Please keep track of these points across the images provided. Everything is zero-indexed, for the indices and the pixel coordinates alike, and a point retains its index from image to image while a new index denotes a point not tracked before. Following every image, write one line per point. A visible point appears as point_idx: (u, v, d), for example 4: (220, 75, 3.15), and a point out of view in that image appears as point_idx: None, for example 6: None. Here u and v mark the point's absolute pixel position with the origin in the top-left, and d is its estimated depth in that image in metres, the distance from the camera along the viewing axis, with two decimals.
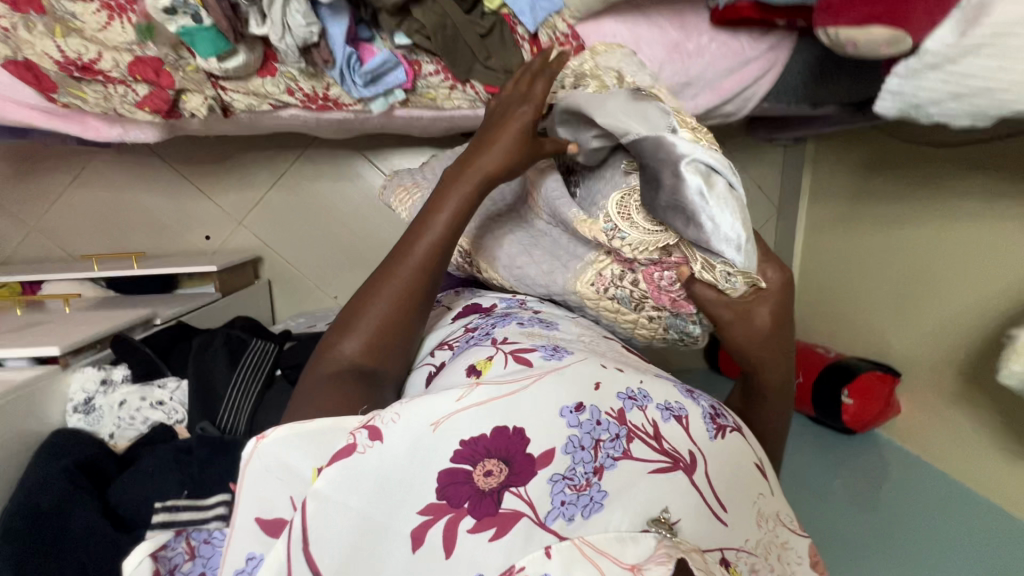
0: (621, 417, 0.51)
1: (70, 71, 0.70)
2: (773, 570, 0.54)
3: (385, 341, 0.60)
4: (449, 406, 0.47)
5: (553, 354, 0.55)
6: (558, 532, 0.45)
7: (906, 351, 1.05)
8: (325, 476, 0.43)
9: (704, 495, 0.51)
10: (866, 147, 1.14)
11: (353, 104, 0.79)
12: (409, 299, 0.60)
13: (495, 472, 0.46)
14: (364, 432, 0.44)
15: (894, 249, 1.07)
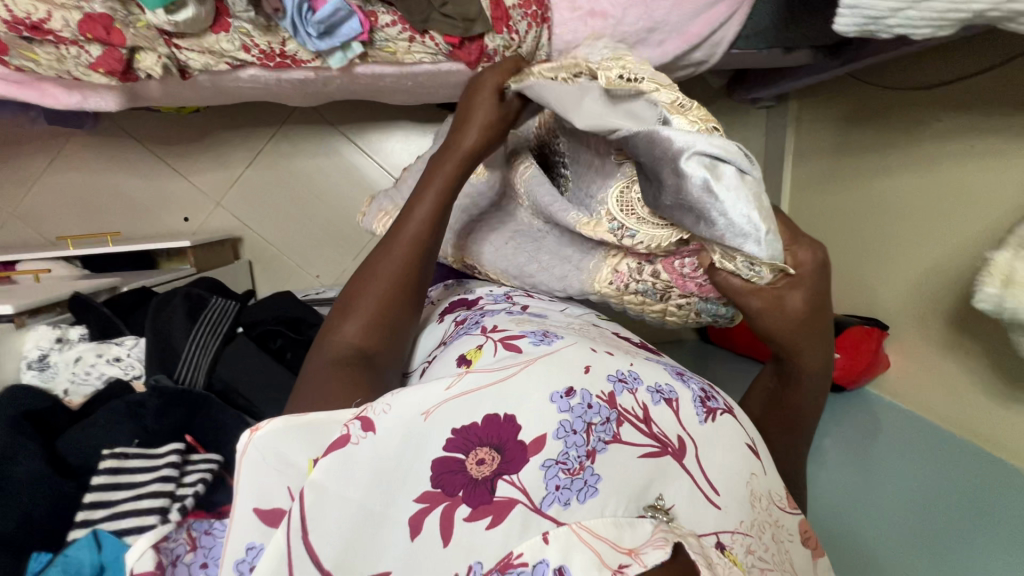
0: (611, 401, 0.47)
1: (19, 31, 0.69)
2: (769, 551, 0.48)
3: (393, 320, 0.53)
4: (438, 393, 0.42)
5: (542, 339, 0.50)
6: (554, 518, 0.40)
7: (893, 303, 1.03)
8: (323, 466, 0.37)
9: (697, 478, 0.47)
10: (847, 99, 1.13)
11: (311, 60, 0.78)
12: (415, 274, 0.55)
13: (490, 459, 0.41)
14: (358, 422, 0.39)
15: (876, 199, 1.05)
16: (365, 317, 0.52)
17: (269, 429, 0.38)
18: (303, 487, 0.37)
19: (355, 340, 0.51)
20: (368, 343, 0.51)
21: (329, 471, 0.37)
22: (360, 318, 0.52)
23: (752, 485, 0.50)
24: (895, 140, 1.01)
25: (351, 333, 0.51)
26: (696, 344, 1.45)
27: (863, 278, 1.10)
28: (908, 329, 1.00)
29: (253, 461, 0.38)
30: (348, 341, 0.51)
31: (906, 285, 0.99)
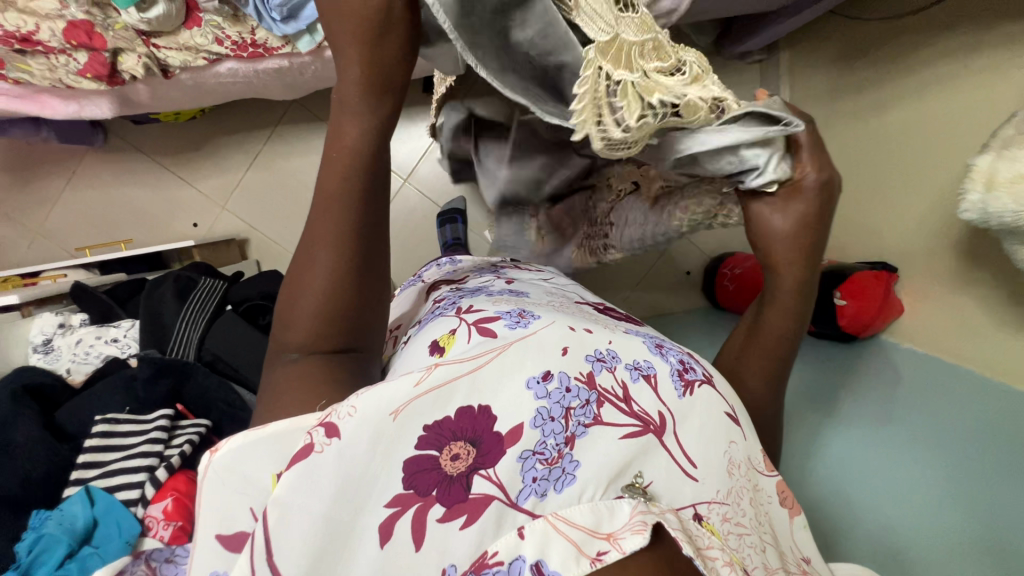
0: (590, 381, 0.37)
1: (11, 45, 0.74)
2: (751, 518, 0.40)
3: (351, 326, 0.40)
4: (406, 389, 0.32)
5: (518, 322, 0.40)
6: (531, 511, 0.33)
7: (904, 244, 0.98)
8: (288, 481, 0.29)
9: (675, 453, 0.38)
10: (847, 35, 1.10)
11: (282, 46, 0.81)
12: (363, 267, 0.40)
13: (466, 455, 0.33)
14: (321, 426, 0.30)
15: (882, 135, 1.01)
16: (312, 332, 0.39)
17: (229, 449, 0.31)
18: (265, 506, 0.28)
19: (307, 363, 0.39)
20: (326, 356, 0.40)
21: (295, 487, 0.29)
22: (305, 333, 0.39)
23: (729, 454, 0.40)
24: (891, 71, 0.99)
25: (300, 353, 0.40)
26: (707, 310, 1.42)
27: (865, 219, 1.07)
28: (916, 267, 0.95)
29: (214, 479, 0.31)
30: (301, 363, 0.39)
31: (909, 220, 0.96)
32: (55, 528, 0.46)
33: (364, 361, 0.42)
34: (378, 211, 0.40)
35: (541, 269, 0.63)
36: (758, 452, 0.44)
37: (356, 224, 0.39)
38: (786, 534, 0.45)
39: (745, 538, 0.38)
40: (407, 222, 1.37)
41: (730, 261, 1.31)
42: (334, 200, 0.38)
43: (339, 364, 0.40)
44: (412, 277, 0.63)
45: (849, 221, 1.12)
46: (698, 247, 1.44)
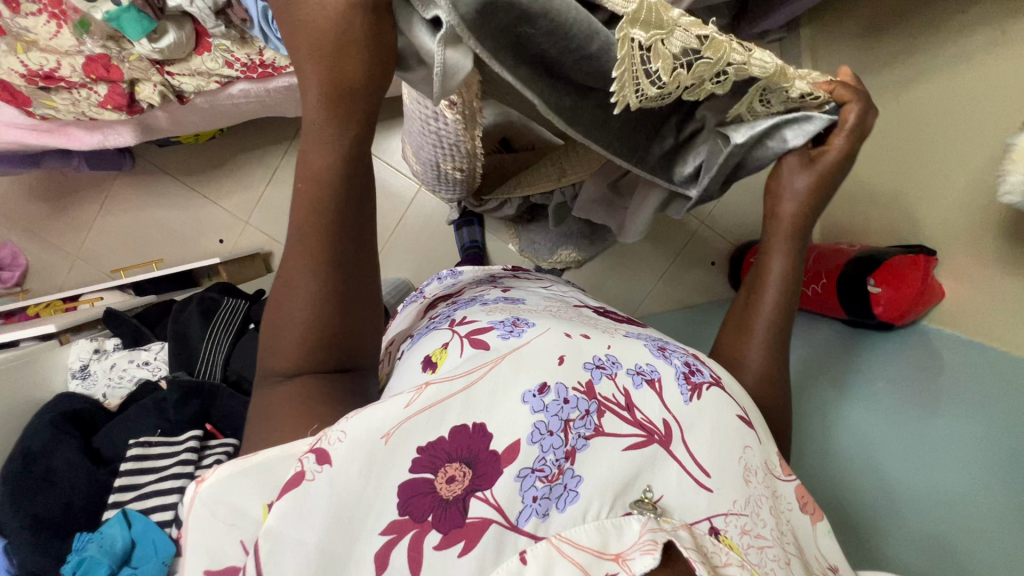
0: (589, 391, 0.37)
1: (36, 83, 0.77)
2: (773, 529, 0.39)
3: (339, 350, 0.39)
4: (397, 411, 0.32)
5: (511, 331, 0.40)
6: (533, 533, 0.32)
7: (942, 223, 0.93)
8: (278, 511, 0.29)
9: (686, 462, 0.37)
10: (870, 8, 1.05)
11: (289, 65, 0.82)
12: (345, 292, 0.38)
13: (462, 477, 0.32)
14: (311, 453, 0.30)
15: (912, 111, 0.97)
16: (298, 357, 0.38)
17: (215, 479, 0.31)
18: (257, 538, 0.29)
19: (295, 386, 0.38)
20: (313, 375, 0.39)
21: (284, 516, 0.29)
22: (291, 358, 0.38)
23: (743, 459, 0.39)
24: (920, 42, 0.94)
25: (287, 377, 0.39)
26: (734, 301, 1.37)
27: (901, 198, 1.02)
28: (955, 247, 0.91)
29: (200, 513, 0.30)
30: (290, 387, 0.38)
31: (947, 197, 0.91)
32: (95, 551, 0.49)
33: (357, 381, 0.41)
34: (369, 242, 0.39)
35: (540, 277, 0.63)
36: (773, 458, 0.42)
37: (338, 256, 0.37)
38: (813, 545, 0.43)
39: (766, 551, 0.37)
40: (426, 226, 1.38)
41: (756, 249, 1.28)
42: (307, 237, 0.36)
43: (329, 385, 0.39)
44: (414, 293, 0.62)
45: (884, 202, 1.07)
46: (721, 236, 1.39)
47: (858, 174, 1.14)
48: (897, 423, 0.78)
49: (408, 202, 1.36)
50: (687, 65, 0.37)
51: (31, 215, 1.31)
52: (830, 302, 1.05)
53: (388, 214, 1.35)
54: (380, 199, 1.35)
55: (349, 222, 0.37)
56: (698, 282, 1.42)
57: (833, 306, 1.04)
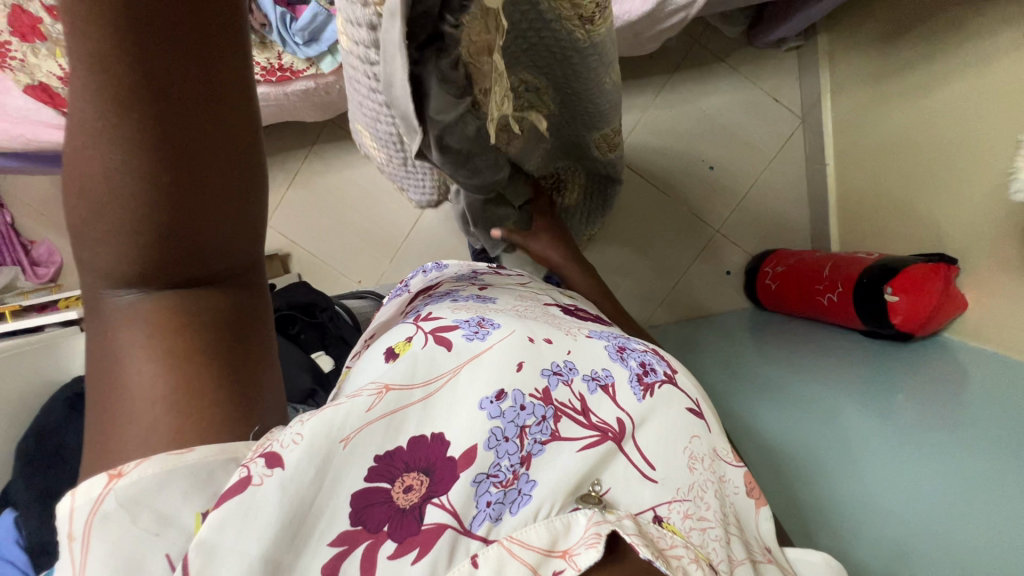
0: (546, 398, 0.39)
1: (71, 85, 0.85)
2: (713, 512, 0.41)
3: (196, 267, 0.32)
4: (358, 415, 0.34)
5: (476, 332, 0.43)
6: (485, 537, 0.34)
7: (966, 235, 0.91)
8: (214, 521, 0.28)
9: (633, 457, 0.40)
10: (884, 15, 1.04)
11: (306, 68, 0.88)
12: (193, 227, 0.30)
13: (419, 486, 0.34)
14: (261, 457, 0.30)
15: (929, 119, 0.96)
16: (141, 273, 0.31)
17: (136, 478, 0.28)
18: (187, 551, 0.28)
19: (151, 305, 0.32)
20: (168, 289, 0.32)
21: (223, 527, 0.28)
22: (133, 272, 0.31)
23: (689, 448, 0.42)
24: (940, 47, 0.92)
25: (136, 290, 0.32)
26: (749, 312, 1.35)
27: (924, 208, 1.00)
28: (982, 257, 0.88)
29: (110, 518, 0.27)
30: (140, 300, 0.32)
31: (969, 205, 0.90)
32: None
33: (231, 307, 0.34)
34: (233, 165, 0.30)
35: (512, 272, 0.66)
36: (721, 446, 0.45)
37: (182, 182, 0.28)
38: (753, 525, 0.46)
39: (706, 532, 0.39)
40: (440, 230, 1.40)
41: (773, 259, 1.27)
42: (115, 146, 0.27)
43: (195, 315, 0.33)
44: (399, 286, 0.62)
45: (903, 214, 1.06)
46: (737, 245, 1.37)
47: (879, 182, 1.12)
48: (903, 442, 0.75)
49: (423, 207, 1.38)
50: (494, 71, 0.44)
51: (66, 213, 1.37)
52: (846, 313, 1.01)
53: (403, 218, 1.38)
54: (397, 204, 1.38)
55: (200, 152, 0.28)
56: (714, 291, 1.39)
57: (850, 317, 1.01)
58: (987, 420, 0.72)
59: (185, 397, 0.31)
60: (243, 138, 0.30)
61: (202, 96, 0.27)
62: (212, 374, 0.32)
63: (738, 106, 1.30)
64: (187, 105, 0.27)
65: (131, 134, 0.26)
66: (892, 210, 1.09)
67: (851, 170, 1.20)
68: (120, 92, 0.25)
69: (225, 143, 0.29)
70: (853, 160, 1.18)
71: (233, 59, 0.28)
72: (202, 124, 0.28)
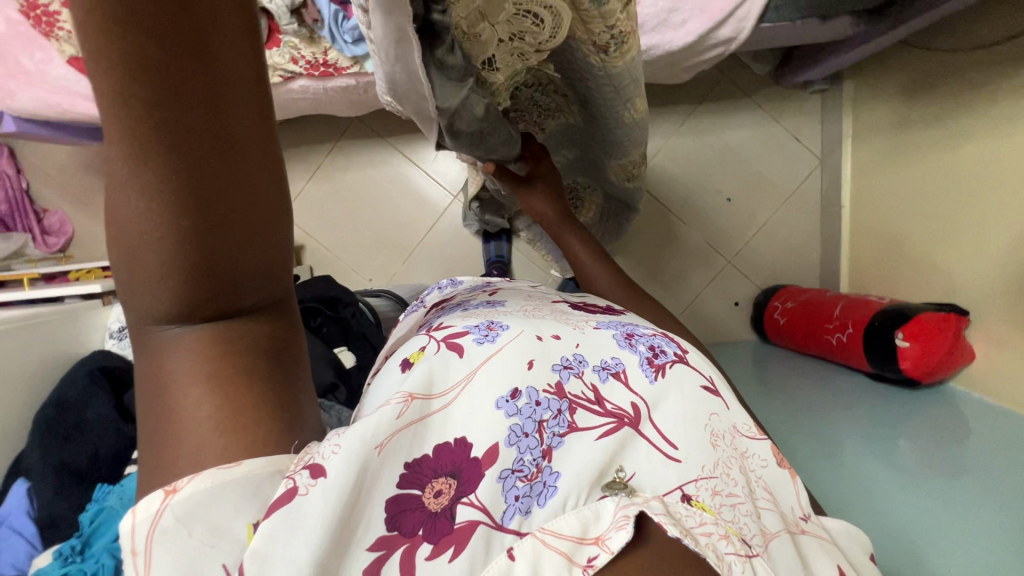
0: (559, 391, 0.35)
1: None
2: (747, 493, 0.36)
3: (228, 304, 0.28)
4: (387, 421, 0.30)
5: (486, 335, 0.37)
6: (518, 530, 0.29)
7: (979, 288, 0.93)
8: (265, 531, 0.26)
9: (655, 441, 0.35)
10: (912, 68, 1.07)
11: (351, 66, 0.89)
12: (219, 271, 0.27)
13: (448, 489, 0.30)
14: (305, 468, 0.28)
15: (949, 173, 0.98)
16: (176, 312, 0.28)
17: (191, 491, 0.26)
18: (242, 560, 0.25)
19: (195, 339, 0.29)
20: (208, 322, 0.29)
21: (274, 536, 0.26)
22: (167, 311, 0.28)
23: (710, 425, 0.37)
24: (963, 105, 0.95)
25: (179, 323, 0.28)
26: (755, 344, 1.36)
27: (939, 259, 1.02)
28: (993, 312, 0.90)
29: (168, 532, 0.26)
30: (176, 335, 0.28)
31: (983, 261, 0.91)
32: (117, 501, 0.51)
33: (266, 335, 0.31)
34: (262, 196, 0.27)
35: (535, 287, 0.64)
36: (741, 419, 0.40)
37: (210, 225, 0.25)
38: (792, 497, 0.40)
39: (740, 508, 0.34)
40: (456, 235, 1.40)
41: (784, 295, 1.29)
42: (145, 200, 0.24)
43: (235, 346, 0.29)
44: (415, 302, 0.60)
45: (917, 263, 1.07)
46: (748, 278, 1.39)
47: (895, 229, 1.14)
48: (908, 489, 0.76)
49: (441, 212, 1.39)
50: (539, 20, 0.49)
51: (86, 186, 1.37)
52: (855, 354, 1.02)
53: (420, 220, 1.39)
54: (416, 207, 1.39)
55: (232, 196, 0.25)
56: (722, 321, 1.40)
57: (859, 358, 1.02)
58: (992, 477, 0.72)
59: (231, 418, 0.29)
60: (265, 164, 0.26)
61: (212, 136, 0.24)
62: (254, 398, 0.29)
63: (760, 142, 1.33)
64: (198, 151, 0.24)
65: (160, 182, 0.24)
66: (906, 258, 1.11)
67: (867, 215, 1.22)
68: (134, 143, 0.23)
69: (249, 177, 0.26)
70: (870, 205, 1.21)
71: (241, 83, 0.24)
72: (220, 161, 0.24)
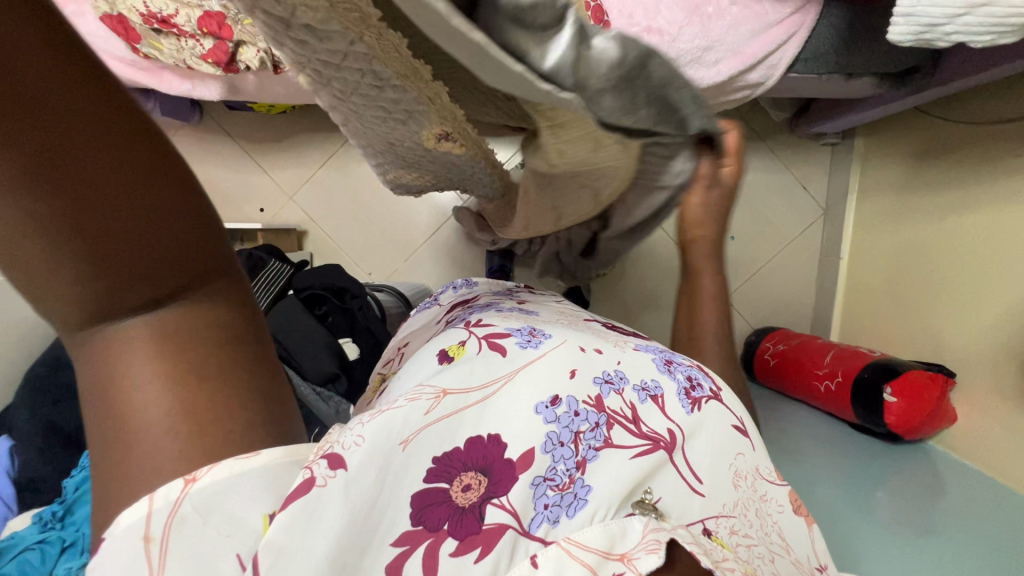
0: (598, 404, 0.35)
1: (151, 24, 0.82)
2: (762, 539, 0.38)
3: (153, 287, 0.24)
4: (416, 417, 0.30)
5: (529, 340, 0.38)
6: (543, 538, 0.29)
7: (965, 351, 0.96)
8: (282, 523, 0.24)
9: (683, 470, 0.36)
10: (920, 137, 1.12)
11: None
12: (106, 258, 0.22)
13: (478, 485, 0.29)
14: (324, 459, 0.27)
15: (949, 239, 1.01)
16: (91, 310, 0.24)
17: (210, 481, 0.25)
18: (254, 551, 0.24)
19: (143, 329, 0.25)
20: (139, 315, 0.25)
21: (291, 529, 0.24)
22: (79, 313, 0.23)
23: (735, 465, 0.38)
24: (969, 178, 0.98)
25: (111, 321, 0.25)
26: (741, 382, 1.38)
27: (932, 321, 1.04)
28: (980, 379, 0.93)
29: (187, 521, 0.24)
30: (116, 332, 0.25)
31: (975, 329, 0.94)
32: None
33: (206, 320, 0.27)
34: (120, 156, 0.21)
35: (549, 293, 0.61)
36: (765, 462, 0.42)
37: (82, 200, 0.21)
38: (807, 544, 0.43)
39: (754, 549, 0.36)
40: (461, 240, 1.40)
41: (775, 336, 1.31)
42: None
43: (200, 332, 0.26)
44: (428, 299, 0.60)
45: (908, 322, 1.11)
46: (741, 316, 1.41)
47: (889, 285, 1.17)
48: (887, 543, 0.77)
49: (448, 215, 1.39)
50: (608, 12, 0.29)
51: None
52: (841, 402, 1.04)
53: (426, 220, 1.39)
54: (424, 207, 1.39)
55: (96, 168, 0.21)
56: None
57: (844, 406, 1.04)
58: (969, 541, 0.74)
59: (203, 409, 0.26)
60: (109, 114, 0.21)
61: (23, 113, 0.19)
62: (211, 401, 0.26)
63: (769, 186, 1.36)
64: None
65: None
66: (895, 316, 1.14)
67: (859, 267, 1.27)
68: None
69: (85, 138, 0.20)
70: (868, 262, 1.24)
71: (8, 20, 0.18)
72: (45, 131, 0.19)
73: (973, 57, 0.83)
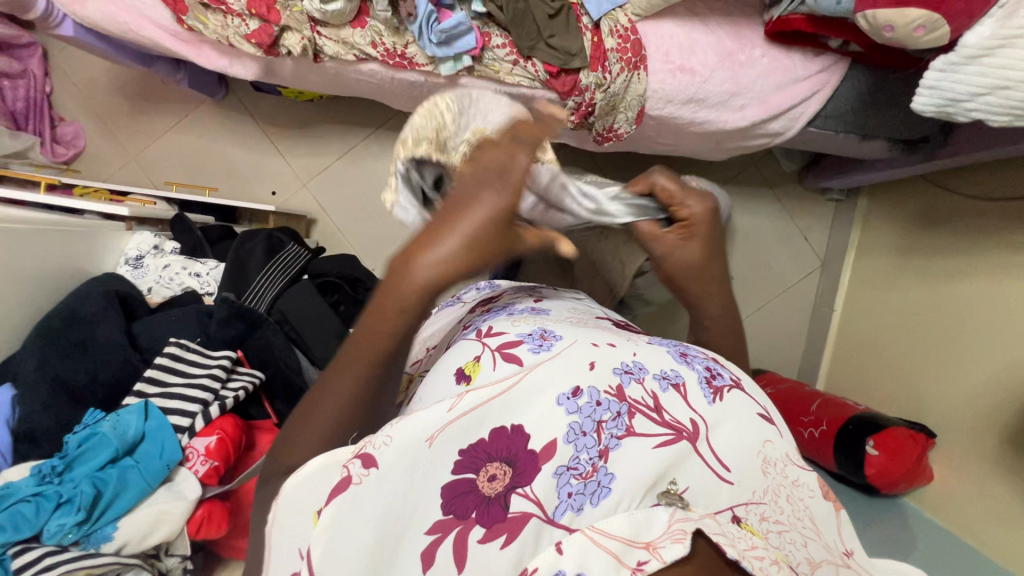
0: (619, 393, 0.36)
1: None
2: (795, 525, 0.36)
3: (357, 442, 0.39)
4: (438, 414, 0.33)
5: (541, 345, 0.38)
6: (568, 526, 0.31)
7: (946, 411, 1.00)
8: (326, 518, 0.30)
9: (707, 458, 0.36)
10: (917, 203, 1.16)
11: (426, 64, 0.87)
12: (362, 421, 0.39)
13: (503, 476, 0.32)
14: (357, 459, 0.31)
15: (942, 303, 1.05)
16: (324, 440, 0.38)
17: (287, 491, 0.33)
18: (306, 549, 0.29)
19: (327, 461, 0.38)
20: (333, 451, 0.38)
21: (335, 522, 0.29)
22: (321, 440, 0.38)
23: (763, 452, 0.38)
24: (964, 250, 1.03)
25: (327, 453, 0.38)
26: None
27: (919, 379, 1.07)
28: (957, 441, 0.96)
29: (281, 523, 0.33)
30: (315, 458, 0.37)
31: (957, 392, 0.98)
32: (109, 431, 0.55)
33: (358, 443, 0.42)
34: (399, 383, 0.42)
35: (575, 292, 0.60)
36: (794, 448, 0.41)
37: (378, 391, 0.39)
38: (835, 530, 0.40)
39: (785, 536, 0.35)
40: None
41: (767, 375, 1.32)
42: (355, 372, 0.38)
43: None
44: (451, 297, 0.60)
45: (891, 376, 1.14)
46: None
47: (876, 339, 1.20)
48: None
49: None
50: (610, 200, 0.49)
51: (111, 106, 1.33)
52: (821, 451, 1.05)
53: None
54: None
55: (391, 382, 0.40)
56: None
57: (825, 456, 1.04)
58: None
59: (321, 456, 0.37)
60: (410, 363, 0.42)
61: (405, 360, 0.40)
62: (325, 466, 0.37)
63: (773, 232, 1.40)
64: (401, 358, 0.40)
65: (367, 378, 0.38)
66: (879, 368, 1.18)
67: (841, 312, 1.33)
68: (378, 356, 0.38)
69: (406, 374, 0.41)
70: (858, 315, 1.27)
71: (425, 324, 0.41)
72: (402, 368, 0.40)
73: (983, 135, 0.88)
